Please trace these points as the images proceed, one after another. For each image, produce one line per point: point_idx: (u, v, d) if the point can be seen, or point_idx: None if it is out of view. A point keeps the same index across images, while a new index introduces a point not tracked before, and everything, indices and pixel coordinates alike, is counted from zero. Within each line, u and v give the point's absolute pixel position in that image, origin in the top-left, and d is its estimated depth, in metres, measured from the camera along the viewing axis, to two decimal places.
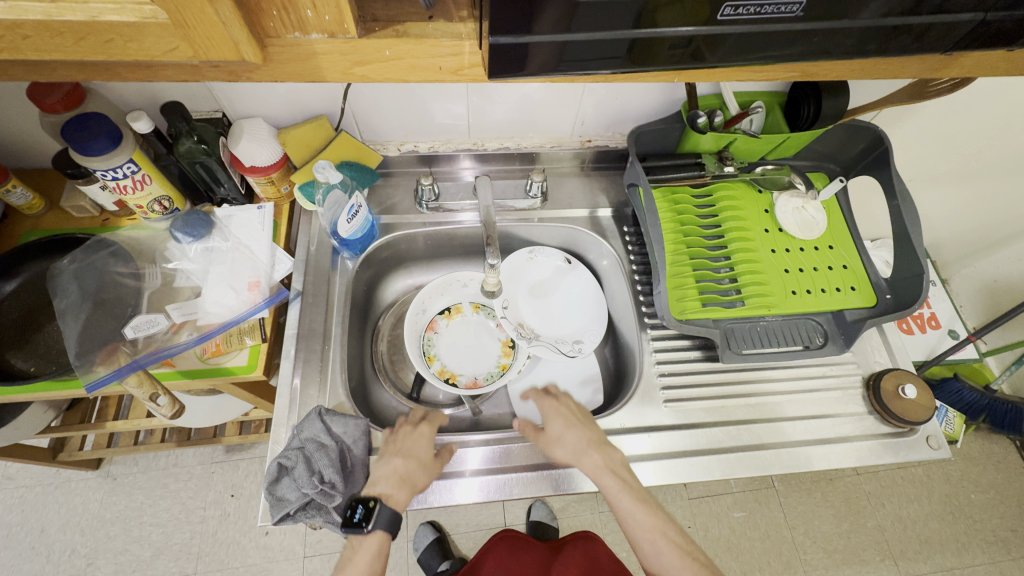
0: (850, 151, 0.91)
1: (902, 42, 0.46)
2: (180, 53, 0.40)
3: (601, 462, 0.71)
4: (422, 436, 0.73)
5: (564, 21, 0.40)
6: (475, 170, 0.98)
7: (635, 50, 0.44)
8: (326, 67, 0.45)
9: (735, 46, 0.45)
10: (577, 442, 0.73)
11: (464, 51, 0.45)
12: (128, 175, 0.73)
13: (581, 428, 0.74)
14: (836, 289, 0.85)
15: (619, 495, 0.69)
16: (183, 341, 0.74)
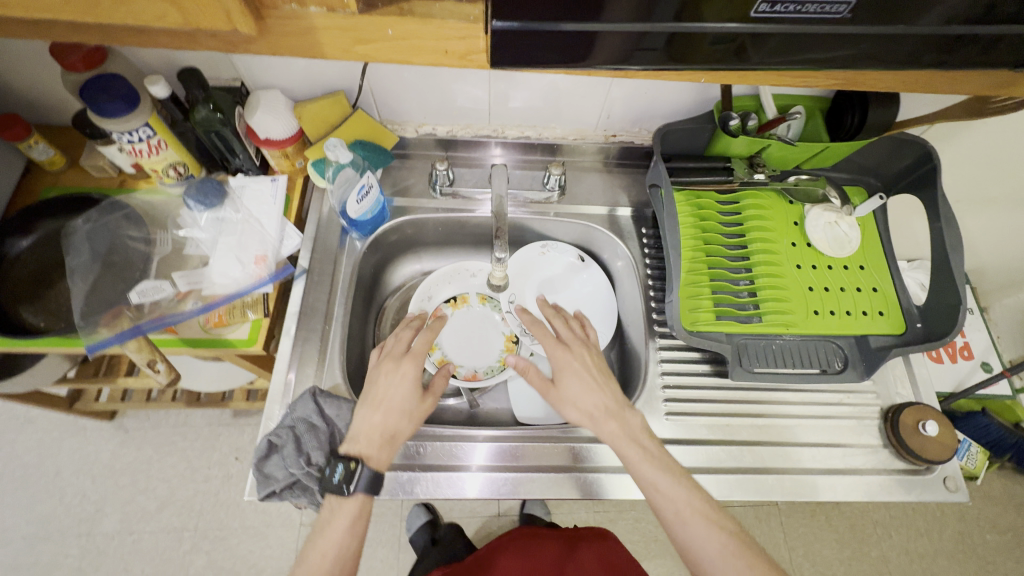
0: (893, 166, 0.86)
1: (957, 56, 0.42)
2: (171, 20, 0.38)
3: (619, 431, 0.69)
4: (404, 378, 0.70)
5: (581, 10, 0.37)
6: (506, 158, 0.95)
7: (661, 47, 0.41)
8: (326, 41, 0.43)
9: (770, 48, 0.41)
10: (596, 406, 0.71)
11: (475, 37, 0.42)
12: (143, 139, 0.74)
13: (598, 391, 0.72)
14: (863, 313, 0.81)
15: (642, 467, 0.66)
16: (188, 310, 0.75)
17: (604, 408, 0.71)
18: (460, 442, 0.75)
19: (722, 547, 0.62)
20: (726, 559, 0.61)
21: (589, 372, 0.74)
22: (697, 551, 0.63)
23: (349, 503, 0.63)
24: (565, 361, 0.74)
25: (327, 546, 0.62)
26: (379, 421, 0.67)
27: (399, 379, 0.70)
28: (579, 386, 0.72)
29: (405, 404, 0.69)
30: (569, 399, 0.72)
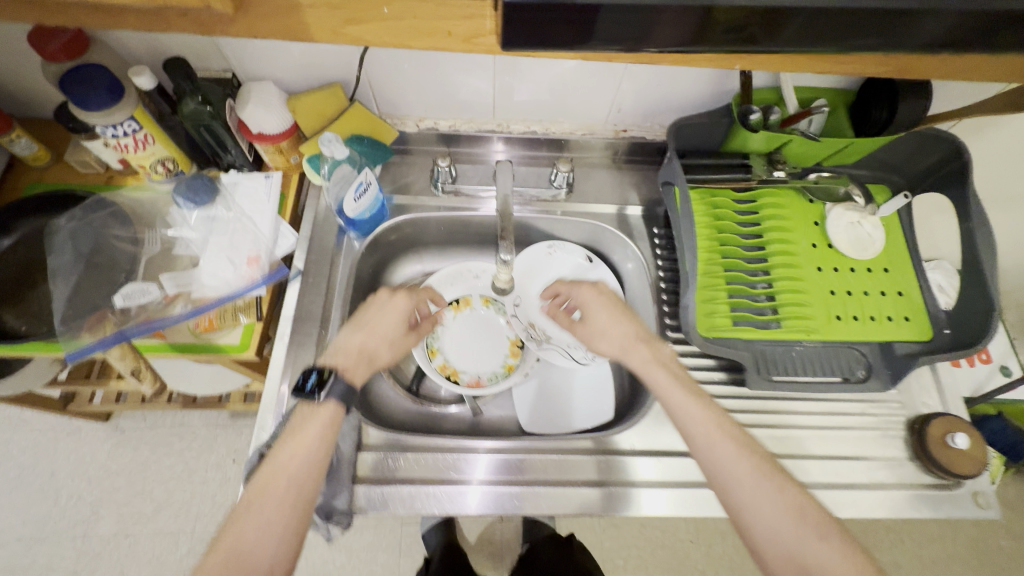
0: (920, 163, 0.81)
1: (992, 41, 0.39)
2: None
3: (648, 356, 0.69)
4: (392, 310, 0.71)
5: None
6: (510, 155, 0.91)
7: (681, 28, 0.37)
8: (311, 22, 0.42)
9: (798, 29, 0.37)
10: (624, 336, 0.71)
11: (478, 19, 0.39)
12: (129, 133, 0.70)
13: (628, 321, 0.73)
14: (887, 318, 0.77)
15: (668, 391, 0.65)
16: (176, 314, 0.71)
17: (633, 339, 0.71)
18: (460, 454, 0.72)
19: (751, 466, 0.58)
20: (756, 479, 0.58)
21: (617, 305, 0.74)
22: (726, 473, 0.59)
23: (320, 414, 0.61)
24: (591, 296, 0.75)
25: (290, 455, 0.58)
26: (356, 344, 0.68)
27: (381, 310, 0.71)
28: (607, 318, 0.73)
29: (383, 333, 0.70)
30: (599, 332, 0.73)
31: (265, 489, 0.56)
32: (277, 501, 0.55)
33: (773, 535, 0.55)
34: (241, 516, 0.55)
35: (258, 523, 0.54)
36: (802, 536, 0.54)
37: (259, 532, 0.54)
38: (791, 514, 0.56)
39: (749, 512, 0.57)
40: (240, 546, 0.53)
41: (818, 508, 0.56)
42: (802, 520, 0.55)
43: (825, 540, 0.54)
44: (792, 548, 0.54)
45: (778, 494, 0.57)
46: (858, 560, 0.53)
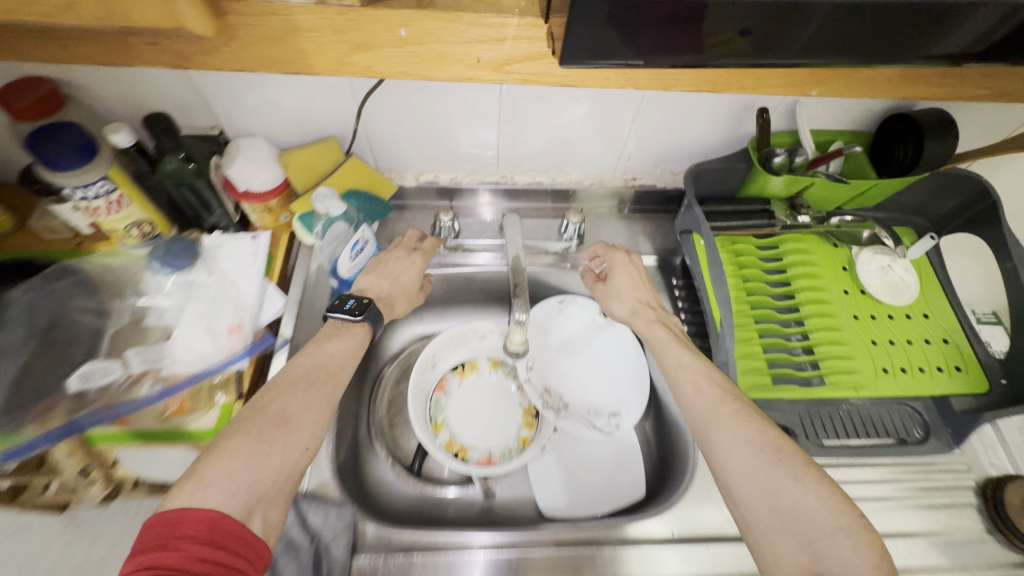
0: (942, 206, 0.79)
1: (999, 35, 0.39)
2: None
3: (654, 319, 0.70)
4: (412, 266, 0.71)
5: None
6: (495, 207, 0.85)
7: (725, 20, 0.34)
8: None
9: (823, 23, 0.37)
10: (639, 301, 0.72)
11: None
12: (100, 195, 0.64)
13: (646, 287, 0.73)
14: (937, 369, 0.70)
15: (667, 346, 0.66)
16: (143, 396, 0.62)
17: (651, 309, 0.71)
18: (453, 555, 0.60)
19: (733, 407, 0.57)
20: (736, 420, 0.56)
21: (641, 274, 0.74)
22: (708, 414, 0.58)
23: (354, 331, 0.64)
24: (616, 261, 0.74)
25: (329, 356, 0.61)
26: (381, 291, 0.69)
27: (406, 265, 0.71)
28: (628, 282, 0.73)
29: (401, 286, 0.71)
30: (616, 292, 0.73)
31: (308, 376, 0.58)
32: (320, 384, 0.58)
33: (750, 473, 0.53)
34: (282, 391, 0.56)
35: (303, 399, 0.56)
36: (777, 475, 0.52)
37: (303, 407, 0.56)
38: (768, 453, 0.53)
39: (726, 453, 0.55)
40: (285, 413, 0.54)
41: (797, 451, 0.54)
42: (778, 460, 0.53)
43: (803, 482, 0.51)
44: (767, 490, 0.52)
45: (756, 432, 0.55)
46: (836, 503, 0.50)
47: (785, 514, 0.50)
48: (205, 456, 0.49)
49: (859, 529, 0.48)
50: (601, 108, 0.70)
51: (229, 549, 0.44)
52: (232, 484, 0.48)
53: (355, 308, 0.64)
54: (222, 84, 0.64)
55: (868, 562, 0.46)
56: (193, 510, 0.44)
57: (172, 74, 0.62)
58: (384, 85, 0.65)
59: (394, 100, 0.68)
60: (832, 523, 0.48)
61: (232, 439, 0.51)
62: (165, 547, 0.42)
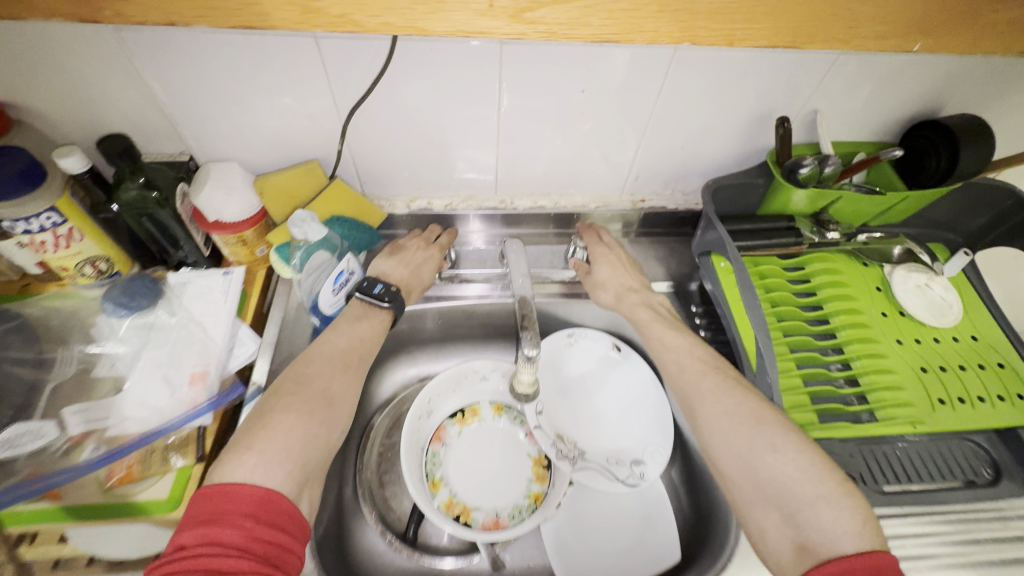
0: (973, 220, 0.73)
1: None
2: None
3: (641, 304, 0.67)
4: (429, 259, 0.68)
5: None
6: (487, 234, 0.79)
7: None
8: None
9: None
10: (625, 287, 0.69)
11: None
12: (47, 228, 0.56)
13: (630, 271, 0.70)
14: (1000, 398, 0.61)
15: (652, 326, 0.65)
16: (82, 462, 0.52)
17: (636, 293, 0.68)
18: None
19: (717, 383, 0.57)
20: (716, 393, 0.57)
21: (623, 258, 0.70)
22: (693, 390, 0.58)
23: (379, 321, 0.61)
24: (594, 250, 0.71)
25: (360, 338, 0.58)
26: (400, 279, 0.65)
27: (425, 257, 0.68)
28: (609, 269, 0.69)
29: (418, 278, 0.67)
30: (598, 283, 0.70)
31: (345, 357, 0.56)
32: (356, 367, 0.56)
33: (731, 447, 0.53)
34: (321, 367, 0.54)
35: (344, 381, 0.54)
36: (755, 446, 0.52)
37: (344, 388, 0.54)
38: (747, 425, 0.53)
39: (708, 430, 0.55)
40: (328, 393, 0.52)
41: (779, 419, 0.53)
42: (757, 430, 0.52)
43: (782, 452, 0.50)
44: (747, 460, 0.52)
45: (737, 405, 0.55)
46: (817, 471, 0.49)
47: (765, 484, 0.50)
48: (252, 431, 0.47)
49: (840, 494, 0.47)
50: (609, 123, 0.64)
51: (281, 527, 0.43)
52: (284, 457, 0.46)
53: (384, 294, 0.61)
54: (193, 104, 0.58)
55: (851, 528, 0.45)
56: (241, 485, 0.42)
57: (138, 94, 0.56)
58: (371, 100, 0.59)
59: (382, 119, 0.62)
60: (813, 491, 0.48)
61: (277, 414, 0.49)
62: (218, 522, 0.40)
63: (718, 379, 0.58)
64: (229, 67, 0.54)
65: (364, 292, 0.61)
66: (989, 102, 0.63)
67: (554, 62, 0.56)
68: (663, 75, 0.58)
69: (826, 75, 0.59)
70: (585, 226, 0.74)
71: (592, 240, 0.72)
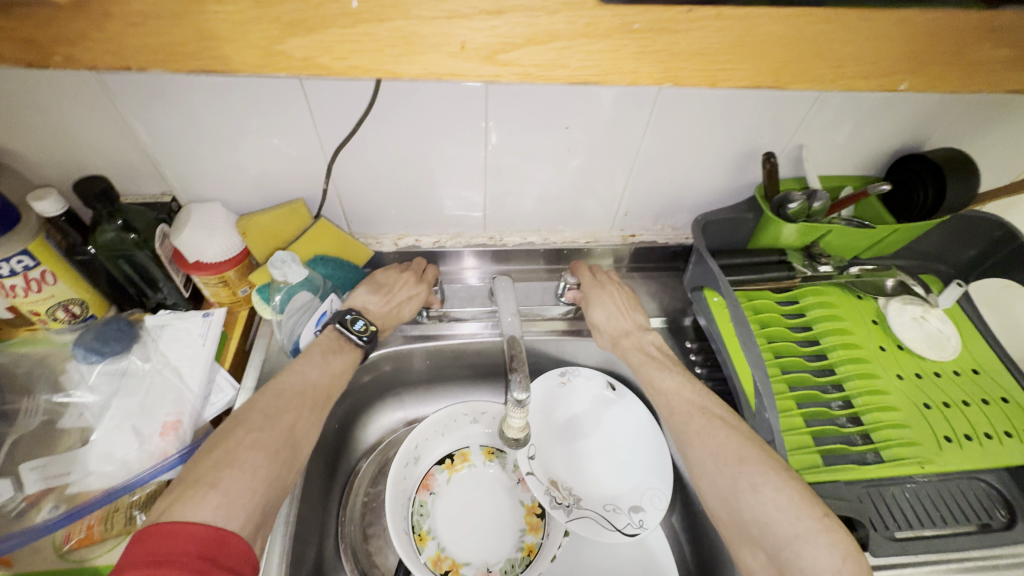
0: (964, 251, 0.73)
1: None
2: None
3: (636, 347, 0.65)
4: (416, 294, 0.66)
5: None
6: (481, 270, 0.77)
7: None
8: (226, 35, 0.25)
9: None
10: (621, 329, 0.67)
11: (545, 7, 0.25)
12: (18, 271, 0.54)
13: (628, 312, 0.68)
14: (1007, 434, 0.59)
15: (644, 364, 0.63)
16: (37, 522, 0.49)
17: (630, 336, 0.67)
18: None
19: (703, 423, 0.56)
20: (704, 433, 0.55)
21: (621, 298, 0.69)
22: (683, 432, 0.57)
23: None
24: (588, 292, 0.70)
25: (333, 373, 0.56)
26: (379, 315, 0.63)
27: (411, 293, 0.65)
28: (603, 311, 0.68)
29: (397, 316, 0.65)
30: (594, 325, 0.68)
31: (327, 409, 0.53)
32: (323, 406, 0.54)
33: (717, 489, 0.52)
34: (291, 401, 0.52)
35: (310, 421, 0.52)
36: (738, 486, 0.50)
37: (309, 429, 0.52)
38: (730, 466, 0.51)
39: (698, 472, 0.54)
40: None
41: (767, 457, 0.51)
42: (741, 472, 0.50)
43: (762, 491, 0.49)
44: (733, 503, 0.50)
45: (720, 446, 0.53)
46: (795, 506, 0.47)
47: (749, 524, 0.48)
48: (216, 465, 0.44)
49: (817, 532, 0.45)
50: (597, 159, 0.64)
51: (234, 571, 0.39)
52: (247, 499, 0.44)
53: (362, 334, 0.60)
54: (177, 145, 0.57)
55: (830, 566, 0.43)
56: (193, 525, 0.40)
57: (122, 136, 0.56)
58: (356, 138, 0.59)
59: (368, 158, 0.61)
60: (791, 530, 0.46)
61: (242, 450, 0.46)
62: (166, 564, 0.37)
63: (713, 419, 0.56)
64: (213, 107, 0.54)
65: (343, 326, 0.59)
66: (969, 135, 0.64)
67: (540, 101, 0.56)
68: (649, 112, 0.58)
69: (809, 111, 0.60)
70: (582, 267, 0.73)
71: (587, 280, 0.71)
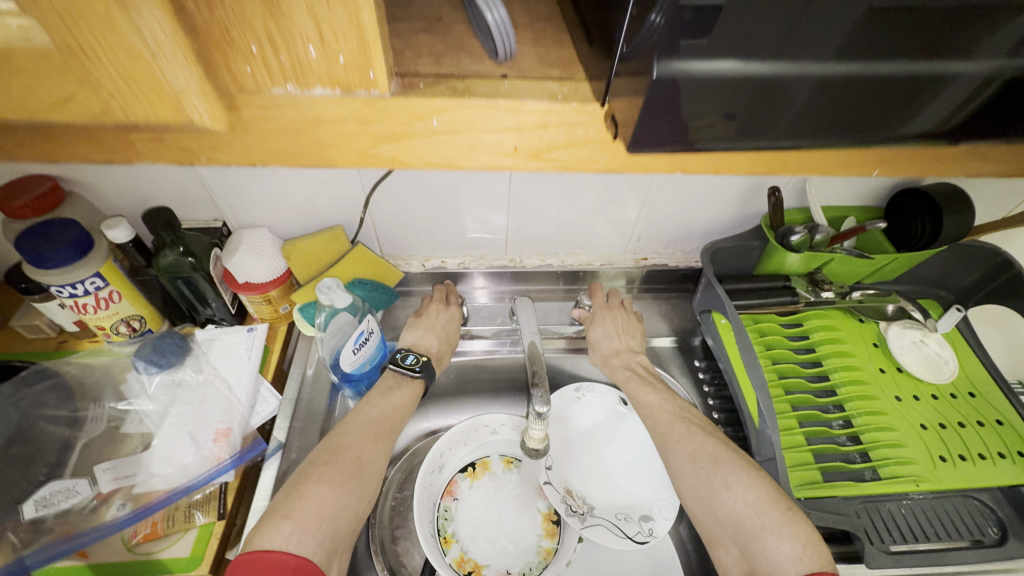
0: (963, 279, 0.77)
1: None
2: (133, 42, 0.28)
3: (619, 363, 0.70)
4: (451, 317, 0.73)
5: (670, 112, 0.32)
6: (499, 290, 0.83)
7: (777, 123, 0.34)
8: (332, 139, 0.35)
9: (968, 87, 0.32)
10: (616, 348, 0.72)
11: (578, 122, 0.36)
12: (90, 291, 0.60)
13: (629, 336, 0.73)
14: (1000, 455, 0.63)
15: (647, 381, 0.68)
16: (110, 519, 0.55)
17: (620, 355, 0.71)
18: None
19: (682, 431, 0.60)
20: (687, 437, 0.59)
21: (629, 321, 0.74)
22: (663, 438, 0.61)
23: (397, 383, 0.64)
24: (596, 312, 0.75)
25: (392, 408, 0.61)
26: (429, 346, 0.70)
27: (446, 317, 0.73)
28: (603, 331, 0.73)
29: (446, 340, 0.72)
30: (591, 342, 0.74)
31: (371, 426, 0.58)
32: (388, 438, 0.59)
33: (695, 491, 0.55)
34: (356, 437, 0.57)
35: (375, 452, 0.56)
36: (712, 487, 0.54)
37: (375, 457, 0.56)
38: (705, 468, 0.56)
39: (677, 476, 0.58)
40: (360, 463, 0.54)
41: (739, 458, 0.56)
42: (714, 473, 0.55)
43: (734, 489, 0.53)
44: (703, 493, 0.55)
45: (697, 450, 0.57)
46: (763, 504, 0.52)
47: (724, 523, 0.52)
48: (287, 499, 0.50)
49: (783, 524, 0.50)
50: (611, 191, 0.69)
51: None
52: (315, 527, 0.48)
53: (415, 365, 0.65)
54: (230, 177, 0.63)
55: (791, 555, 0.48)
56: (275, 554, 0.45)
57: (182, 170, 0.62)
58: (393, 173, 0.65)
59: (403, 189, 0.67)
60: (758, 523, 0.50)
61: (312, 483, 0.51)
62: None
63: (691, 426, 0.60)
64: None
65: (398, 363, 0.65)
66: None
67: None
68: None
69: None
70: (599, 296, 0.77)
71: (598, 302, 0.76)
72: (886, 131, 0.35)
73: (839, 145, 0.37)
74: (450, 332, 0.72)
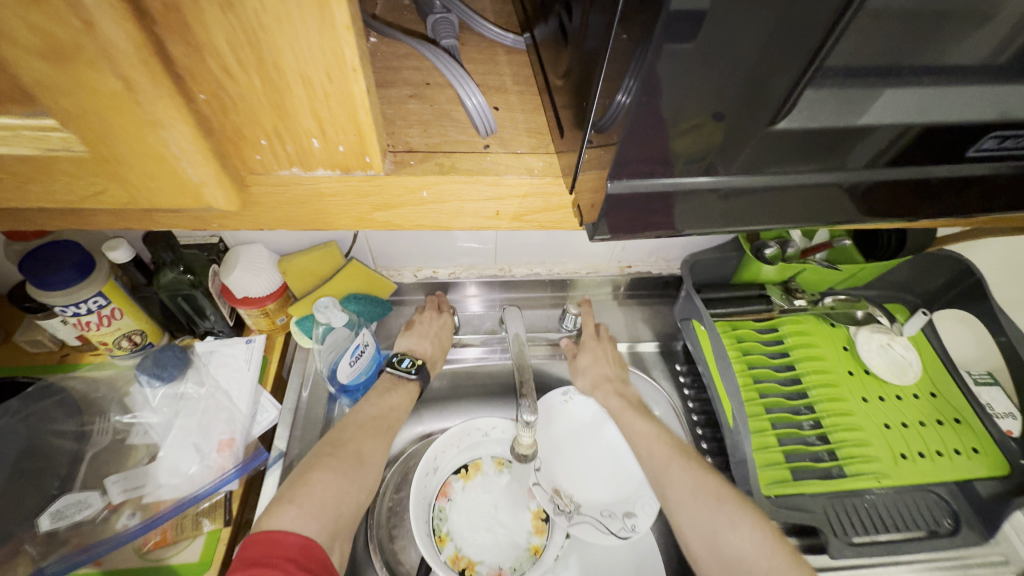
0: (928, 283, 0.81)
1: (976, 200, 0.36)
2: (161, 150, 0.29)
3: (612, 392, 0.74)
4: (444, 325, 0.76)
5: (645, 121, 0.27)
6: (490, 298, 0.85)
7: (739, 155, 0.30)
8: (334, 209, 0.38)
9: (914, 142, 0.31)
10: (604, 377, 0.76)
11: (554, 192, 0.39)
12: (93, 310, 0.62)
13: (616, 368, 0.77)
14: (956, 451, 0.68)
15: (630, 407, 0.72)
16: (121, 530, 0.58)
17: (611, 381, 0.75)
18: None
19: None
20: (691, 475, 0.62)
21: (612, 352, 0.78)
22: (663, 472, 0.64)
23: (392, 386, 0.67)
24: (584, 343, 0.79)
25: (389, 408, 0.64)
26: (423, 351, 0.73)
27: (439, 325, 0.76)
28: (591, 359, 0.77)
29: (439, 346, 0.75)
30: (579, 369, 0.77)
31: (370, 424, 0.62)
32: (386, 435, 0.62)
33: (698, 526, 0.58)
34: (355, 433, 0.60)
35: (377, 444, 0.60)
36: (718, 523, 0.57)
37: (375, 452, 0.60)
38: (710, 504, 0.59)
39: (679, 512, 0.61)
40: (360, 454, 0.58)
41: (742, 499, 0.59)
42: (721, 510, 0.58)
43: (741, 529, 0.56)
44: (708, 530, 0.58)
45: (699, 486, 0.61)
46: (769, 545, 0.55)
47: (728, 560, 0.55)
48: (294, 485, 0.53)
49: (788, 568, 0.53)
50: None
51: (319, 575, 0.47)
52: (321, 513, 0.52)
53: (410, 369, 0.68)
54: None
55: None
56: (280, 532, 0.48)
57: None
58: None
59: None
60: (766, 564, 0.53)
61: (317, 473, 0.54)
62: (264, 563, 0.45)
63: None
64: None
65: (394, 367, 0.68)
66: None
67: None
68: None
69: None
70: (590, 327, 0.80)
71: (587, 331, 0.80)
72: (830, 179, 0.33)
73: (795, 183, 0.32)
74: (444, 339, 0.75)
